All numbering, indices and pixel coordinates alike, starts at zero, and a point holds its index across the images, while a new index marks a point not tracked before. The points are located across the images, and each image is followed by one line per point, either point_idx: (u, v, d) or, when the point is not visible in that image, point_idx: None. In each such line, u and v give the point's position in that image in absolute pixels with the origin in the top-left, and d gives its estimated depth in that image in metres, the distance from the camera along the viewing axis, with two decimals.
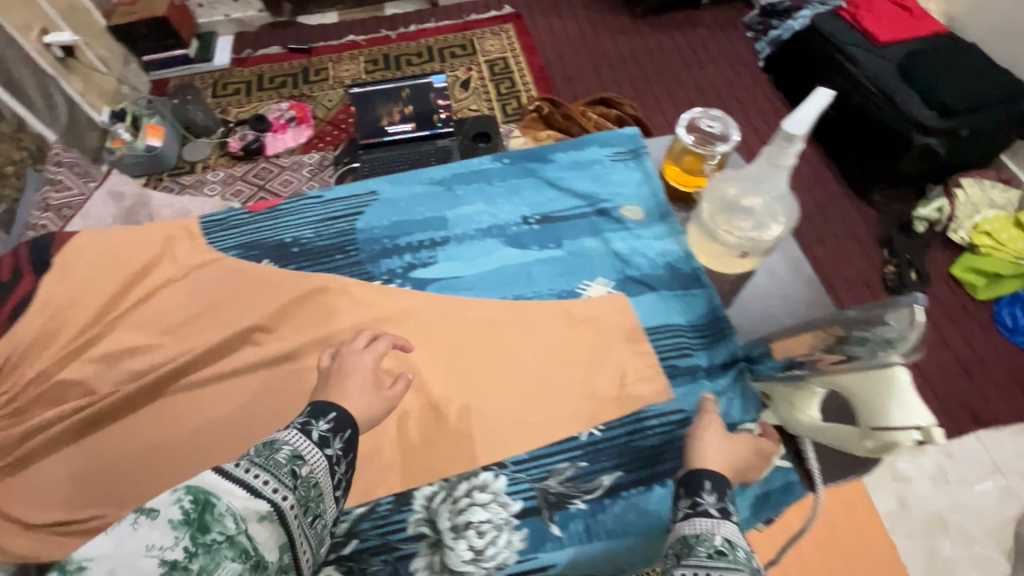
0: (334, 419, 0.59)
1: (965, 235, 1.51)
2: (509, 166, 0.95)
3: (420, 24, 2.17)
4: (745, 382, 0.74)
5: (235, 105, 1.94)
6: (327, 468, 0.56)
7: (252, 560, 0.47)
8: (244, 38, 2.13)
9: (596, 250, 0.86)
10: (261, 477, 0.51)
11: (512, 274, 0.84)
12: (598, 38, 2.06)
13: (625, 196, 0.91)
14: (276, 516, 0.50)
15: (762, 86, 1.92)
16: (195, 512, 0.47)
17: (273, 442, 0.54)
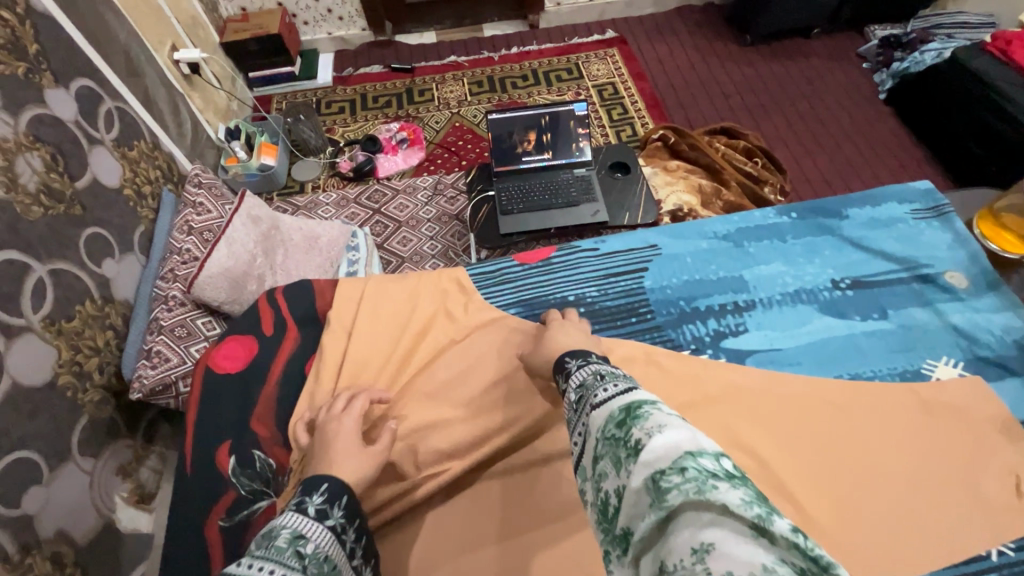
0: (326, 489, 0.58)
1: None
2: (802, 224, 1.03)
3: (522, 46, 2.12)
4: None
5: (341, 124, 1.91)
6: (332, 538, 0.54)
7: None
8: (345, 56, 2.11)
9: (927, 324, 0.90)
10: (266, 566, 0.46)
11: (843, 346, 0.88)
12: (708, 67, 2.01)
13: (943, 263, 0.97)
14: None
15: (887, 119, 1.84)
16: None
17: (270, 532, 0.51)
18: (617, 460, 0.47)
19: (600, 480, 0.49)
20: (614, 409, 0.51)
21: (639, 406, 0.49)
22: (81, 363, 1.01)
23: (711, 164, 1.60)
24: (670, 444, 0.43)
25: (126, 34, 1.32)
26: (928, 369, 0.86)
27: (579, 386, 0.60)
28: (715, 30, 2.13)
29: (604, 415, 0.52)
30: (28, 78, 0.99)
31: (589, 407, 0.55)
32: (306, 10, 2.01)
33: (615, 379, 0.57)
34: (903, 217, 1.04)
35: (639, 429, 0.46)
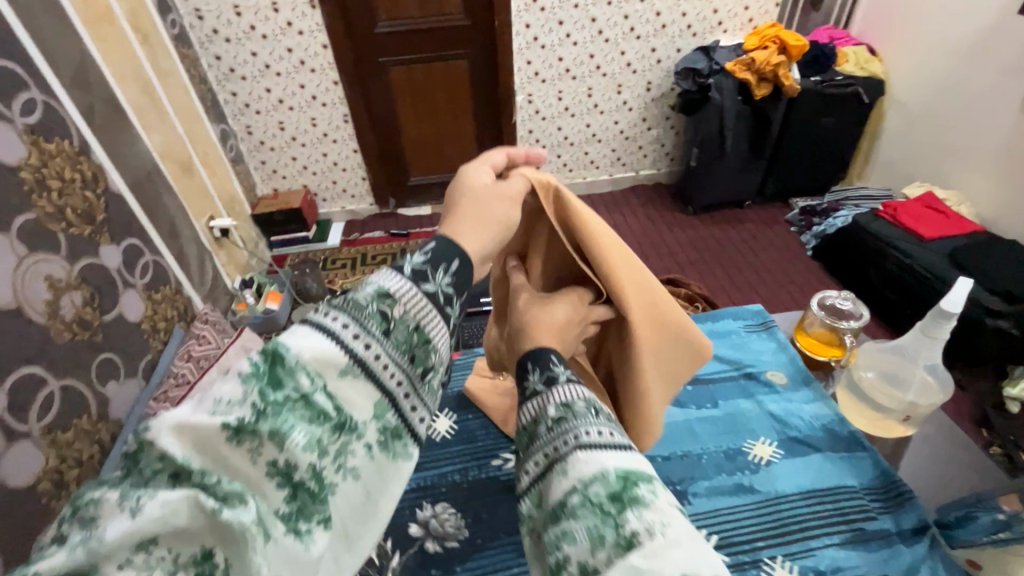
0: (429, 251, 0.56)
1: None
2: None
3: None
4: (941, 551, 0.74)
5: (342, 277, 2.24)
6: (424, 306, 0.52)
7: (339, 418, 0.44)
8: (353, 225, 2.54)
9: (751, 411, 0.94)
10: (341, 318, 0.47)
11: (679, 433, 0.91)
12: (658, 231, 2.38)
13: (766, 363, 1.03)
14: (360, 366, 0.46)
15: (814, 271, 2.10)
16: (267, 364, 0.43)
17: (358, 286, 0.51)
18: (562, 468, 0.52)
19: (562, 541, 0.47)
20: (607, 465, 0.49)
21: (574, 403, 0.57)
22: (61, 473, 1.11)
23: None
24: (598, 460, 0.50)
25: (175, 207, 1.69)
26: (749, 447, 0.89)
27: (561, 404, 0.57)
28: (663, 203, 2.54)
29: (541, 411, 0.59)
30: (90, 238, 1.30)
31: (573, 442, 0.53)
32: (326, 190, 2.49)
33: (547, 353, 0.64)
34: (736, 330, 1.11)
35: (573, 436, 0.53)
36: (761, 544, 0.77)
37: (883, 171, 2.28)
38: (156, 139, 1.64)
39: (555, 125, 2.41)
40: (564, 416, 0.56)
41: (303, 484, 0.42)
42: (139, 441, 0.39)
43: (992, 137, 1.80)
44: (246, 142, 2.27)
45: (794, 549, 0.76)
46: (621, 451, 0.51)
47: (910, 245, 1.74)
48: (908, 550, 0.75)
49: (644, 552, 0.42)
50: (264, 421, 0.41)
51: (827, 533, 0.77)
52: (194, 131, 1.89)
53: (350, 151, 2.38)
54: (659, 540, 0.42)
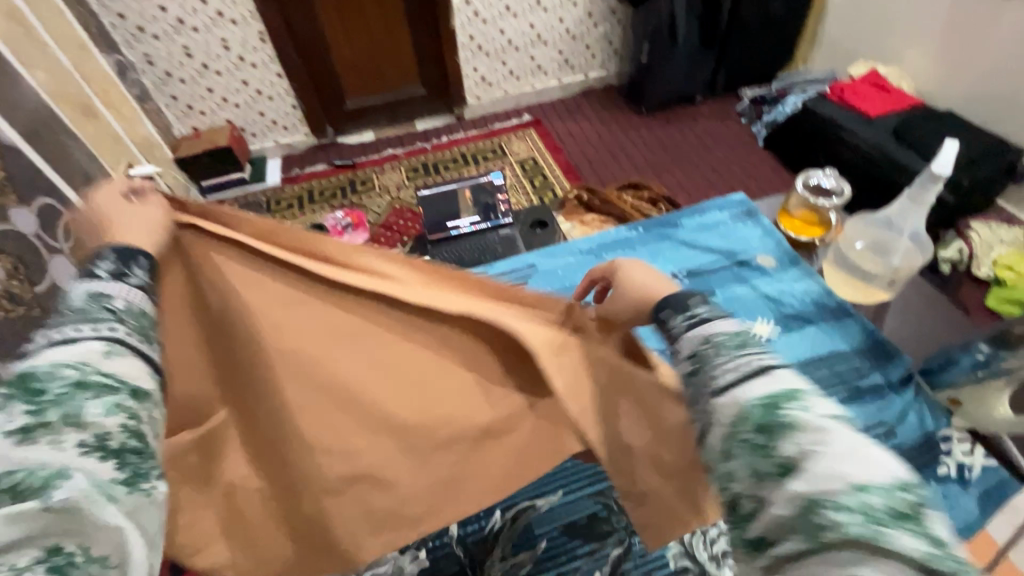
0: (109, 254, 0.49)
1: (988, 271, 1.61)
2: (646, 233, 1.13)
3: (451, 135, 2.41)
4: (927, 396, 0.85)
5: (290, 218, 2.08)
6: (145, 296, 0.49)
7: (125, 388, 0.42)
8: (291, 159, 2.33)
9: (748, 297, 0.99)
10: (67, 326, 0.43)
11: None
12: (613, 134, 2.34)
13: (755, 249, 1.08)
14: (122, 345, 0.43)
15: (766, 160, 2.15)
16: (15, 388, 0.39)
17: (66, 298, 0.46)
18: (712, 424, 0.42)
19: (726, 482, 0.40)
20: (745, 401, 0.40)
21: (698, 348, 0.46)
22: None
23: (620, 214, 1.80)
24: (735, 397, 0.41)
25: (85, 157, 1.49)
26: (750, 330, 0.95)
27: (688, 357, 0.46)
28: (616, 106, 2.47)
29: (674, 371, 0.48)
30: None
31: (706, 390, 0.43)
32: (253, 123, 2.25)
33: (659, 308, 0.53)
34: (724, 219, 1.14)
35: (708, 381, 0.43)
36: None
37: (828, 53, 2.29)
38: (43, 79, 1.40)
39: (497, 28, 2.24)
40: (697, 368, 0.45)
41: (122, 446, 0.39)
42: None
43: (934, 8, 1.81)
44: (149, 74, 1.98)
45: None
46: (765, 376, 0.41)
47: (856, 125, 1.79)
48: (900, 398, 0.85)
49: (807, 474, 0.36)
50: (48, 415, 0.38)
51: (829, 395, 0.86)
52: (84, 64, 1.61)
53: (274, 76, 2.14)
54: (823, 459, 0.36)
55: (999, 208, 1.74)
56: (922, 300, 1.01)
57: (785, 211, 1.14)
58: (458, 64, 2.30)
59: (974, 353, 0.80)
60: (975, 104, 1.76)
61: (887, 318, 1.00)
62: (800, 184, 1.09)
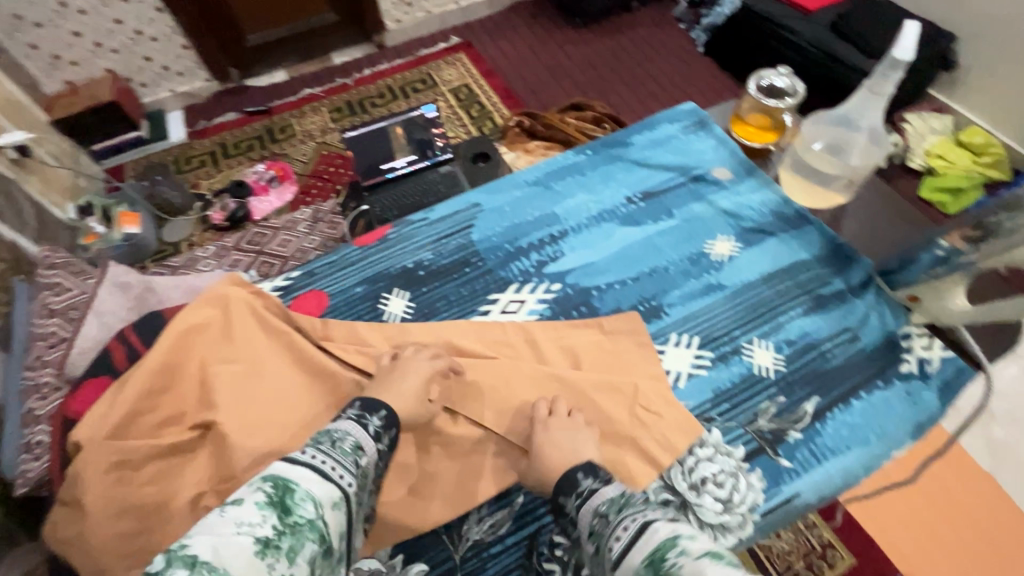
0: (383, 416, 0.69)
1: (921, 162, 1.65)
2: (596, 156, 1.07)
3: (374, 67, 2.19)
4: (887, 296, 0.87)
5: (205, 177, 1.87)
6: (376, 459, 0.66)
7: (326, 545, 0.53)
8: (195, 109, 2.06)
9: (705, 214, 0.98)
10: (330, 462, 0.59)
11: (641, 249, 0.95)
12: (549, 52, 2.18)
13: (709, 162, 1.04)
14: (343, 499, 0.57)
15: (707, 67, 2.07)
16: (278, 497, 0.52)
17: (334, 438, 0.63)
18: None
19: None
20: (635, 563, 0.50)
21: (595, 518, 0.59)
22: None
23: (565, 138, 1.71)
24: (629, 564, 0.50)
25: None
26: (710, 248, 0.94)
27: (591, 534, 0.58)
28: (548, 19, 2.30)
29: (584, 543, 0.60)
30: None
31: (610, 557, 0.53)
32: (140, 71, 1.95)
33: (567, 478, 0.66)
34: (676, 133, 1.09)
35: (607, 554, 0.54)
36: (740, 333, 0.85)
37: None
38: None
39: None
40: (597, 536, 0.57)
41: None
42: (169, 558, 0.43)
43: None
44: None
45: (766, 329, 0.86)
46: (641, 533, 0.52)
47: (796, 21, 1.73)
48: (860, 302, 0.86)
49: None
50: (284, 536, 0.49)
51: (792, 307, 0.87)
52: None
53: (154, 12, 1.83)
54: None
55: (930, 98, 1.77)
56: (876, 198, 1.00)
57: (738, 117, 1.09)
58: None
59: (933, 250, 0.78)
60: None
61: (844, 222, 0.98)
62: (753, 85, 1.04)
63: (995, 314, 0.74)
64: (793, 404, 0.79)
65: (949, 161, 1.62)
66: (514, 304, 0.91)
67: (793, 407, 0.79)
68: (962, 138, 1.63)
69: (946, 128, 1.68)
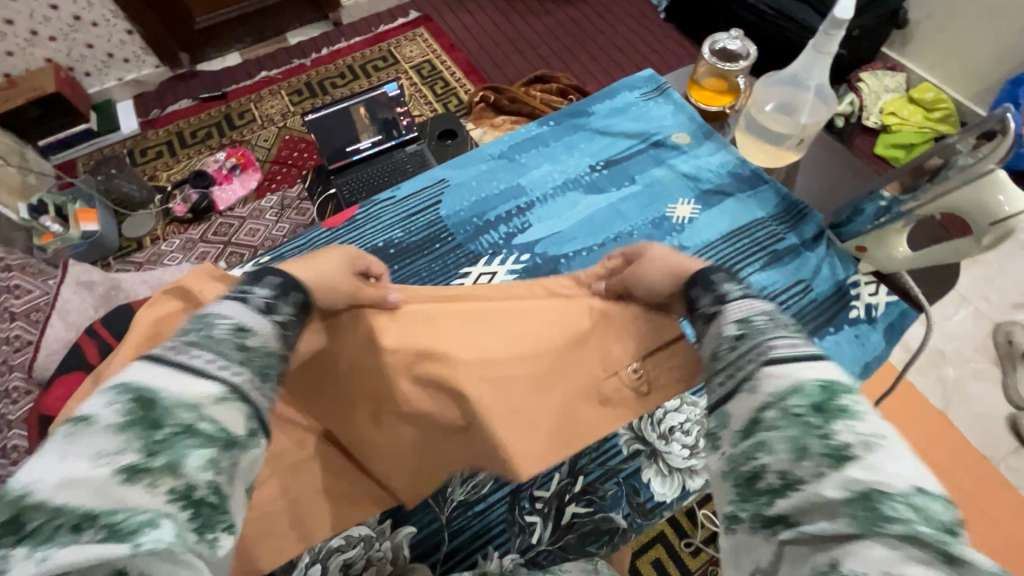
0: (275, 283, 0.54)
1: (876, 120, 1.71)
2: (558, 127, 1.09)
3: (332, 46, 2.12)
4: (838, 247, 0.91)
5: (163, 168, 1.81)
6: (276, 336, 0.50)
7: (233, 440, 0.40)
8: (146, 98, 1.98)
9: (666, 178, 1.00)
10: (200, 354, 0.42)
11: (605, 216, 0.97)
12: (511, 24, 2.15)
13: (669, 127, 1.06)
14: (237, 392, 0.42)
15: (669, 33, 2.08)
16: (137, 407, 0.37)
17: (204, 319, 0.46)
18: (753, 386, 0.42)
19: (756, 451, 0.40)
20: (802, 379, 0.40)
21: (753, 317, 0.47)
22: None
23: (531, 112, 1.71)
24: (791, 375, 0.41)
25: None
26: (672, 212, 0.97)
27: (739, 322, 0.48)
28: None
29: (714, 334, 0.49)
30: None
31: (762, 358, 0.43)
32: (83, 59, 1.86)
33: (709, 274, 0.56)
34: (635, 100, 1.11)
35: (760, 350, 0.44)
36: None
37: None
38: None
39: None
40: (747, 332, 0.46)
41: (201, 499, 0.37)
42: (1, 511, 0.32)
43: None
44: None
45: None
46: (823, 363, 0.42)
47: None
48: (813, 254, 0.90)
49: (863, 463, 0.35)
50: (154, 456, 0.36)
51: (750, 264, 0.90)
52: None
53: None
54: (875, 452, 0.35)
55: (883, 57, 1.82)
56: (828, 155, 1.04)
57: (694, 82, 1.11)
58: None
59: (876, 200, 0.81)
60: None
61: (797, 177, 1.03)
62: (709, 48, 1.05)
63: (932, 258, 0.79)
64: None
65: (902, 118, 1.68)
66: (485, 277, 0.93)
67: None
68: (914, 95, 1.69)
69: (899, 85, 1.73)
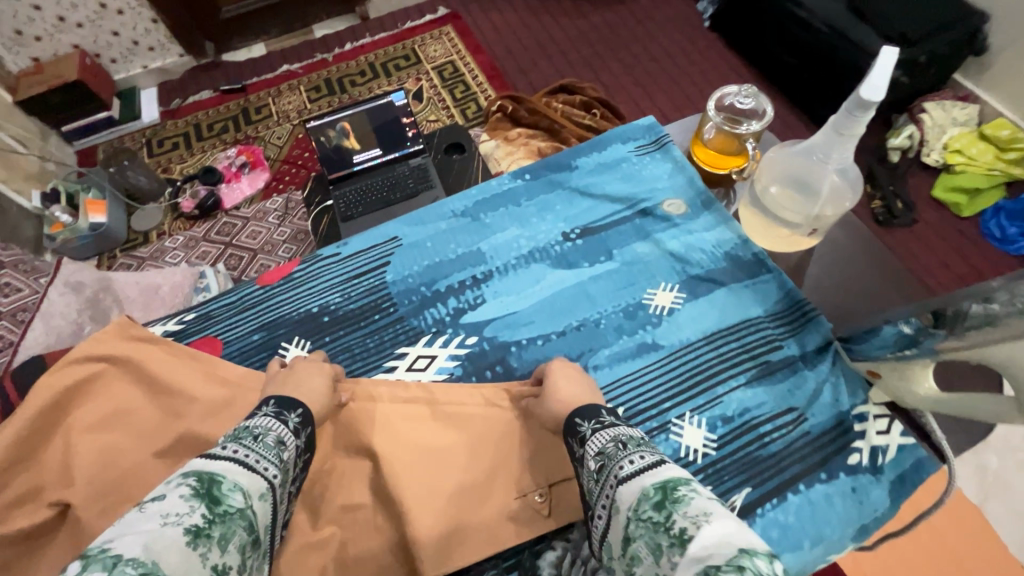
0: (302, 412, 0.65)
1: (938, 157, 1.51)
2: (534, 184, 1.03)
3: (355, 41, 2.06)
4: (845, 366, 0.79)
5: (177, 161, 1.80)
6: (296, 454, 0.61)
7: (255, 535, 0.49)
8: (169, 87, 1.98)
9: (649, 255, 0.92)
10: (253, 454, 0.55)
11: (573, 296, 0.89)
12: (542, 25, 2.03)
13: (663, 192, 0.98)
14: (272, 493, 0.54)
15: (713, 44, 1.91)
16: (203, 488, 0.48)
17: (257, 426, 0.59)
18: (611, 504, 0.54)
19: (632, 564, 0.48)
20: (645, 485, 0.51)
21: (605, 446, 0.60)
22: None
23: (550, 125, 1.59)
24: (638, 484, 0.52)
25: None
26: (650, 299, 0.88)
27: (598, 454, 0.59)
28: None
29: (587, 471, 0.60)
30: None
31: (616, 480, 0.55)
32: (109, 46, 1.86)
33: (572, 418, 0.67)
34: (627, 155, 1.04)
35: (614, 472, 0.55)
36: (668, 406, 0.78)
37: None
38: None
39: None
40: (603, 463, 0.58)
41: None
42: (87, 565, 0.39)
43: None
44: None
45: (701, 402, 0.78)
46: (657, 468, 0.53)
47: None
48: (812, 373, 0.79)
49: (696, 539, 0.44)
50: (213, 524, 0.45)
51: (734, 375, 0.80)
52: None
53: None
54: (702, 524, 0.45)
55: (955, 84, 1.60)
56: (852, 245, 0.92)
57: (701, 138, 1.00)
58: None
59: (896, 328, 0.66)
60: None
61: (808, 267, 0.92)
62: (714, 104, 0.94)
63: (957, 405, 0.61)
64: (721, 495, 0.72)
65: (969, 157, 1.48)
66: (422, 360, 0.86)
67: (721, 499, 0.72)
68: (986, 131, 1.48)
69: (969, 119, 1.53)
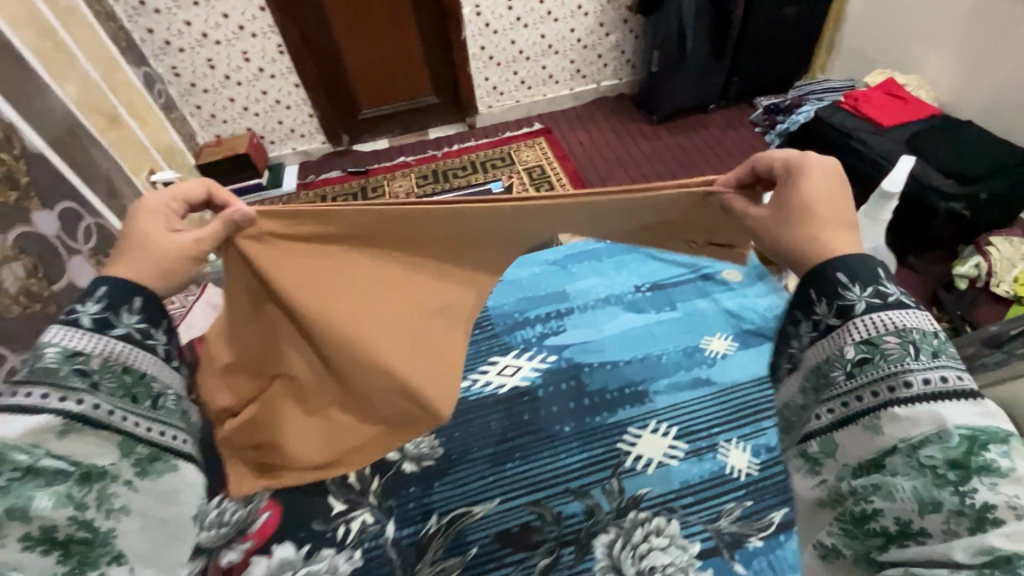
0: (132, 307, 0.65)
1: (1010, 289, 1.53)
2: (617, 249, 1.42)
3: (462, 143, 2.45)
4: None
5: None
6: (137, 359, 0.65)
7: (88, 471, 0.59)
8: (308, 166, 2.42)
9: (708, 309, 1.24)
10: (49, 394, 0.58)
11: (641, 333, 1.20)
12: (623, 143, 2.33)
13: (720, 265, 1.33)
14: (80, 421, 0.59)
15: None
16: None
17: (40, 352, 0.60)
18: (872, 424, 0.50)
19: (873, 490, 0.50)
20: (947, 425, 0.46)
21: (883, 339, 0.52)
22: None
23: None
24: (934, 414, 0.47)
25: (108, 163, 1.58)
26: (708, 345, 1.17)
27: (863, 343, 0.52)
28: (628, 115, 2.48)
29: (834, 349, 0.54)
30: (19, 204, 1.19)
31: (891, 394, 0.50)
32: (272, 131, 2.34)
33: (832, 269, 0.56)
34: None
35: (895, 383, 0.50)
36: (718, 430, 1.03)
37: (848, 62, 2.24)
38: (71, 92, 1.48)
39: (508, 38, 2.28)
40: (872, 356, 0.52)
41: (68, 535, 0.56)
42: None
43: (953, 18, 1.74)
44: (175, 85, 2.10)
45: (748, 431, 1.03)
46: (954, 401, 0.47)
47: (868, 134, 1.74)
48: None
49: (1007, 530, 0.42)
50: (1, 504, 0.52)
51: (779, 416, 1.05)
52: (112, 76, 1.73)
53: (292, 86, 2.23)
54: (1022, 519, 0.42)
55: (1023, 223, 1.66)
56: None
57: None
58: (470, 75, 2.35)
59: None
60: (998, 114, 1.67)
61: None
62: None
63: None
64: (761, 512, 0.92)
65: None
66: (508, 368, 1.18)
67: (761, 514, 0.92)
68: None
69: None
